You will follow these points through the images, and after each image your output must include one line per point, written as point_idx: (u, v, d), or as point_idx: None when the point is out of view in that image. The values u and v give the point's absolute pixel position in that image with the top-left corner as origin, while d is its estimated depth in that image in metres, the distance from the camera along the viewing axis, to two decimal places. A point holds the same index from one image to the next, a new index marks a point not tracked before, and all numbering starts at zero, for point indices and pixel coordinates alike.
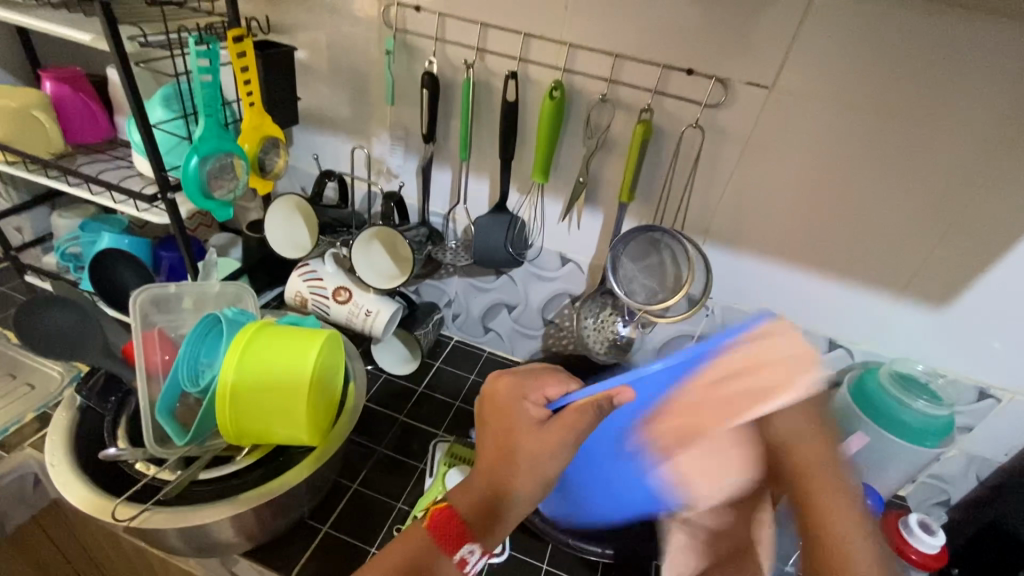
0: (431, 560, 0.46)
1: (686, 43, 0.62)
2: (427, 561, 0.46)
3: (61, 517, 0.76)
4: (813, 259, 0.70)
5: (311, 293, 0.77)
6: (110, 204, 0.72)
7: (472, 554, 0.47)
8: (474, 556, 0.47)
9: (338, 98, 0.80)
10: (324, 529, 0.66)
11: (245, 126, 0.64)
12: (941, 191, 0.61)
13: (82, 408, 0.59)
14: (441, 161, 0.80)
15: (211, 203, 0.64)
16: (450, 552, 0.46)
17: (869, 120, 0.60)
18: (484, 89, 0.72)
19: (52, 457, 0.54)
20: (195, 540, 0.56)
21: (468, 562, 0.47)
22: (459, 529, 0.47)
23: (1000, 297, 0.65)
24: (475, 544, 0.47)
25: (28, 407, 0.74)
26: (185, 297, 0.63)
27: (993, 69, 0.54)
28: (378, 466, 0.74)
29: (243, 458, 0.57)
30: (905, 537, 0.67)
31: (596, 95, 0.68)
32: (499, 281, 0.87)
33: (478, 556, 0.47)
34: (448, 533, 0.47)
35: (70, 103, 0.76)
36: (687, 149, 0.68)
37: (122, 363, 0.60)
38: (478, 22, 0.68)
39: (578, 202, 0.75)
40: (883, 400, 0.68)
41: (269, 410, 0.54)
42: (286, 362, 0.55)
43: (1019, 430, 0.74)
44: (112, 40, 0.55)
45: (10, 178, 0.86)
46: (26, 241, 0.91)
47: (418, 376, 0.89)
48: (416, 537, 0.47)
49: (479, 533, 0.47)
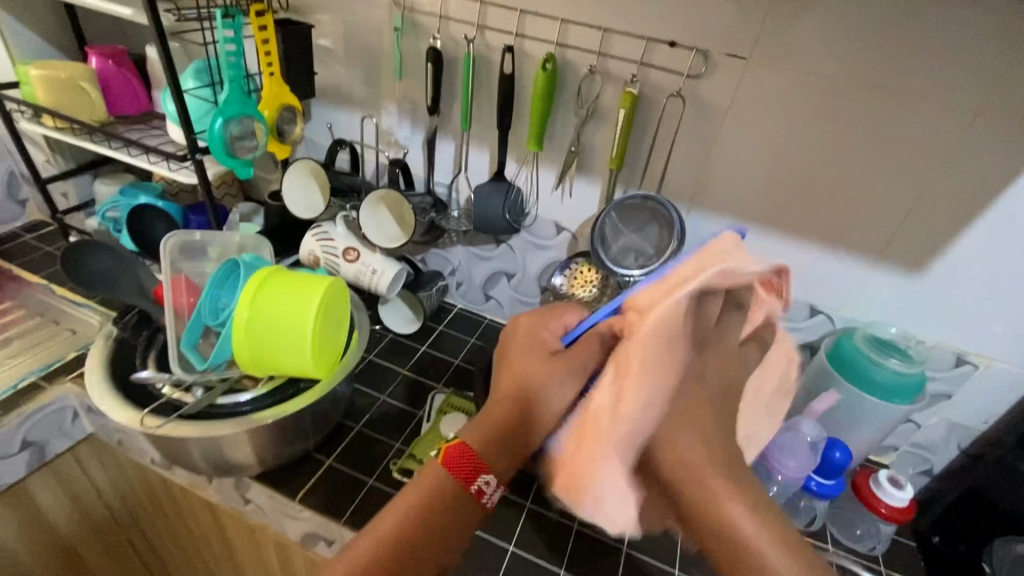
0: (449, 496, 0.45)
1: (668, 17, 0.66)
2: (449, 494, 0.45)
3: (99, 448, 0.85)
4: (792, 225, 0.73)
5: (324, 251, 0.84)
6: (147, 165, 0.80)
7: (488, 485, 0.46)
8: (491, 487, 0.46)
9: (351, 74, 0.86)
10: (328, 462, 0.73)
11: (265, 94, 0.71)
12: (911, 159, 0.64)
13: (117, 340, 0.66)
14: (444, 134, 0.85)
15: (234, 162, 0.70)
16: (466, 484, 0.45)
17: (842, 89, 0.63)
18: (483, 63, 0.77)
19: (91, 376, 0.61)
20: (214, 457, 0.64)
21: (485, 493, 0.46)
22: (472, 459, 0.46)
23: (972, 263, 0.67)
24: (489, 475, 0.46)
25: (70, 347, 0.83)
26: (210, 247, 0.70)
27: (960, 38, 0.57)
28: (380, 412, 0.81)
29: (259, 388, 0.64)
30: (875, 491, 0.70)
31: (586, 67, 0.72)
32: (499, 249, 0.92)
33: (495, 488, 0.47)
34: (461, 469, 0.46)
35: (113, 76, 0.84)
36: (671, 118, 0.72)
37: (153, 303, 0.67)
38: (478, 0, 0.73)
39: (571, 171, 0.80)
40: (857, 360, 0.71)
41: (278, 344, 0.59)
42: (294, 300, 0.60)
43: (998, 399, 0.75)
44: (150, 13, 0.62)
45: (59, 148, 0.96)
46: (72, 205, 1.01)
47: (422, 336, 0.95)
48: (429, 477, 0.46)
49: (493, 465, 0.47)
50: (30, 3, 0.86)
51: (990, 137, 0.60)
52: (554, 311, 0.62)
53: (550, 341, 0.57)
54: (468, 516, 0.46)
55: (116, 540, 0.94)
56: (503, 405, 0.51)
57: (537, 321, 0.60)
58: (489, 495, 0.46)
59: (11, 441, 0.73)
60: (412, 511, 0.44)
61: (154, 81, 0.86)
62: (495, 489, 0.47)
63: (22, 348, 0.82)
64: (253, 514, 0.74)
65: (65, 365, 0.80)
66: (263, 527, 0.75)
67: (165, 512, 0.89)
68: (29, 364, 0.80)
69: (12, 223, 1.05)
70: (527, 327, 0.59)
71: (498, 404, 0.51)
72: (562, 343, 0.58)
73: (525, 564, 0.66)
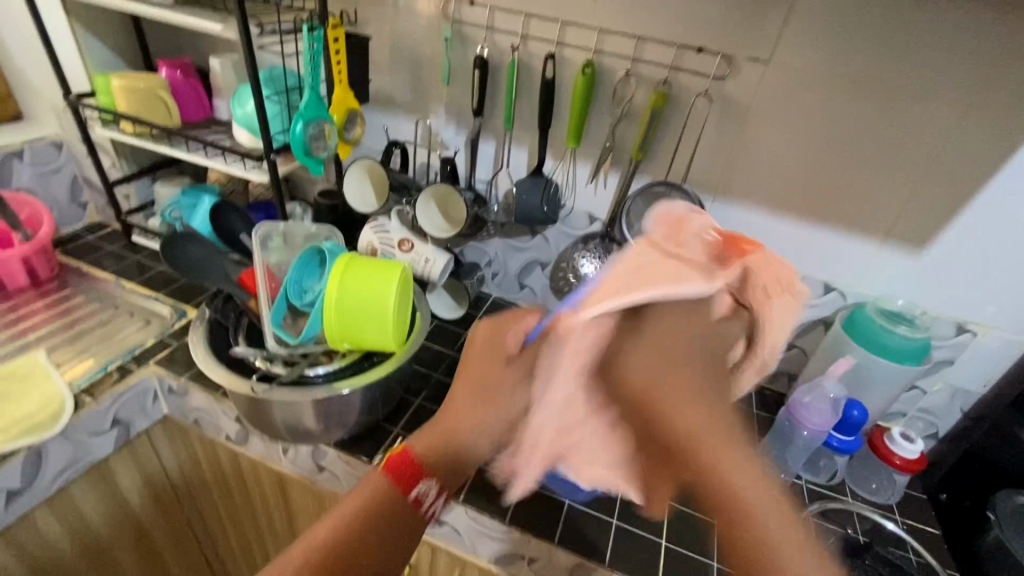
0: (390, 503, 0.54)
1: (695, 25, 0.75)
2: (386, 501, 0.54)
3: (172, 429, 0.92)
4: (807, 210, 0.82)
5: (380, 243, 0.91)
6: (224, 165, 0.89)
7: (426, 492, 0.56)
8: (429, 494, 0.56)
9: (400, 81, 0.94)
10: (396, 431, 0.80)
11: (335, 99, 0.79)
12: (913, 148, 0.72)
13: (212, 320, 0.75)
14: (487, 134, 0.93)
15: (310, 161, 0.78)
16: (405, 491, 0.55)
17: (851, 87, 0.72)
18: (526, 69, 0.85)
19: (196, 351, 0.70)
20: (301, 423, 0.71)
21: (425, 499, 0.56)
22: (410, 470, 0.56)
23: (969, 241, 0.75)
24: (428, 481, 0.56)
25: (149, 334, 0.91)
26: (276, 236, 0.77)
27: (955, 40, 0.65)
28: (436, 388, 0.88)
29: (336, 360, 0.73)
30: (889, 445, 0.79)
31: (621, 71, 0.81)
32: (534, 240, 1.00)
33: (434, 494, 0.57)
34: (402, 475, 0.55)
35: (181, 86, 0.92)
36: (697, 115, 0.80)
37: (238, 287, 0.74)
38: (523, 13, 0.82)
39: (605, 165, 0.89)
40: (869, 328, 0.80)
41: (363, 320, 0.68)
42: (374, 283, 0.68)
43: (997, 364, 0.82)
44: (241, 27, 0.70)
45: (123, 153, 1.04)
46: (133, 207, 1.09)
47: (464, 322, 1.03)
48: (375, 486, 0.55)
49: (432, 472, 0.57)
50: (102, 20, 0.94)
51: (983, 126, 0.68)
52: (519, 313, 0.59)
53: (511, 343, 0.57)
54: (408, 519, 0.55)
55: (179, 520, 1.00)
56: (440, 429, 0.59)
57: (503, 324, 0.58)
58: (429, 501, 0.57)
59: (103, 419, 0.81)
60: (345, 520, 0.52)
61: (217, 90, 0.94)
62: (435, 498, 0.57)
63: (103, 337, 0.90)
64: (325, 482, 0.81)
65: (145, 351, 0.88)
66: (333, 495, 0.82)
67: (228, 488, 0.96)
68: (113, 351, 0.87)
69: (74, 225, 1.13)
70: (489, 332, 0.59)
71: (436, 426, 0.60)
72: (523, 344, 0.57)
73: (581, 516, 0.73)
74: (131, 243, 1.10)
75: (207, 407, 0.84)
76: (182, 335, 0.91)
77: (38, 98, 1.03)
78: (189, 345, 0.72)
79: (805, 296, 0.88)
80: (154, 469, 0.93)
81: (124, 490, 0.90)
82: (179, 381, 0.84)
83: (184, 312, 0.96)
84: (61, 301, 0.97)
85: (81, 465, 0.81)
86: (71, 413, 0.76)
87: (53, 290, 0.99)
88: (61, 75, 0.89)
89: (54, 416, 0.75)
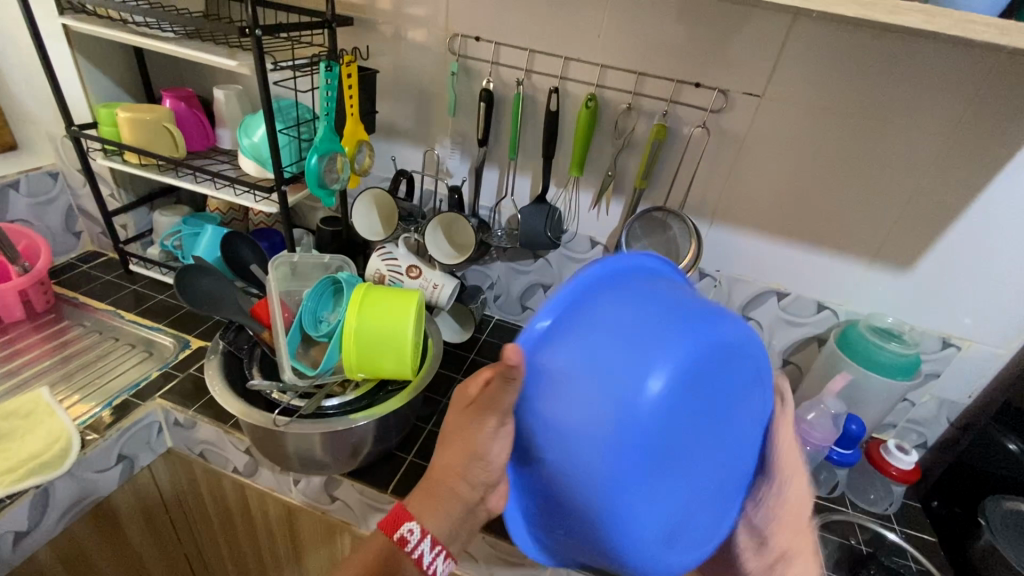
0: (386, 556, 0.49)
1: (693, 62, 0.79)
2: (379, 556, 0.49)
3: (176, 462, 0.91)
4: (800, 234, 0.86)
5: (389, 270, 0.92)
6: (232, 196, 0.89)
7: (411, 533, 0.49)
8: (414, 535, 0.49)
9: (405, 111, 0.97)
10: (409, 458, 0.80)
11: (347, 132, 0.82)
12: (898, 176, 0.77)
13: (225, 352, 0.75)
14: (491, 162, 0.96)
15: (322, 191, 0.81)
16: (390, 533, 0.49)
17: (839, 120, 0.76)
18: (530, 102, 0.89)
19: (212, 384, 0.71)
20: (316, 455, 0.71)
21: (409, 541, 0.49)
22: (394, 514, 0.50)
23: (951, 261, 0.80)
24: (413, 522, 0.49)
25: (152, 366, 0.90)
26: (283, 268, 0.78)
27: (935, 79, 0.70)
28: (445, 412, 0.89)
29: (351, 391, 0.73)
30: (886, 457, 0.83)
31: (623, 104, 0.85)
32: (536, 264, 1.02)
33: (420, 537, 0.49)
34: (390, 523, 0.50)
35: (185, 116, 0.93)
36: (696, 146, 0.84)
37: (250, 319, 0.74)
38: (527, 49, 0.85)
39: (607, 193, 0.92)
40: (863, 346, 0.83)
41: (381, 351, 0.69)
42: (392, 314, 0.69)
43: (979, 375, 0.87)
44: (259, 64, 0.72)
45: (123, 182, 1.04)
46: (130, 236, 1.08)
47: (469, 345, 1.05)
48: (374, 544, 0.50)
49: (418, 513, 0.50)
50: (102, 51, 0.94)
51: (963, 156, 0.73)
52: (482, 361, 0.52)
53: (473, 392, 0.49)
54: (401, 565, 0.49)
55: (178, 556, 0.98)
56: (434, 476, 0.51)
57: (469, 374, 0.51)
58: (415, 544, 0.49)
59: (109, 455, 0.79)
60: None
61: (221, 120, 0.95)
62: (424, 543, 0.49)
63: (105, 371, 0.89)
64: (336, 512, 0.81)
65: (150, 383, 0.87)
66: (345, 524, 0.82)
67: (231, 522, 0.94)
68: (116, 384, 0.86)
69: (67, 254, 1.11)
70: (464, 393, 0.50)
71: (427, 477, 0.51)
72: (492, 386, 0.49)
73: None
74: (128, 272, 1.09)
75: (215, 439, 0.83)
76: (187, 366, 0.91)
77: (34, 129, 1.02)
78: (204, 377, 0.72)
79: (799, 314, 0.92)
80: (154, 504, 0.91)
81: (125, 527, 0.88)
82: (186, 414, 0.83)
83: (188, 342, 0.95)
84: (57, 334, 0.95)
85: (86, 503, 0.79)
86: (78, 449, 0.75)
87: (49, 322, 0.97)
88: (63, 107, 0.89)
89: (61, 454, 0.74)
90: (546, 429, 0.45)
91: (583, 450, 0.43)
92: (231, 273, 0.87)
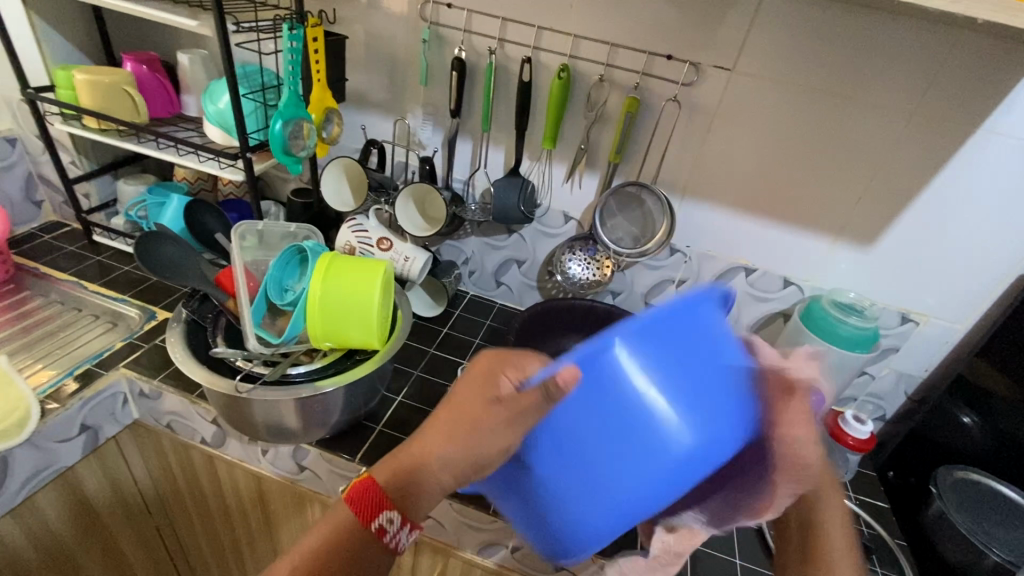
0: (354, 534, 0.48)
1: (666, 34, 0.78)
2: (349, 533, 0.48)
3: (142, 433, 0.90)
4: (769, 210, 0.87)
5: (359, 241, 0.91)
6: (196, 163, 0.87)
7: (389, 523, 0.48)
8: (392, 525, 0.48)
9: (377, 81, 0.95)
10: (378, 428, 0.81)
11: (313, 98, 0.80)
12: (862, 153, 0.78)
13: (188, 321, 0.75)
14: (464, 134, 0.95)
15: (288, 159, 0.80)
16: (366, 521, 0.48)
17: (807, 95, 0.77)
18: (503, 72, 0.88)
19: (173, 350, 0.70)
20: (280, 424, 0.71)
21: (387, 531, 0.48)
22: (372, 499, 0.48)
23: (912, 237, 0.82)
24: (390, 512, 0.48)
25: (117, 337, 0.89)
26: (247, 236, 0.77)
27: (898, 55, 0.71)
28: (416, 385, 0.89)
29: (318, 359, 0.73)
30: (844, 427, 0.85)
31: (595, 76, 0.84)
32: (510, 238, 1.02)
33: (398, 526, 0.49)
34: (366, 503, 0.48)
35: (147, 80, 0.90)
36: (667, 119, 0.85)
37: (214, 288, 0.73)
38: (500, 17, 0.84)
39: (580, 167, 0.92)
40: (825, 319, 0.86)
41: (347, 319, 0.68)
42: (358, 283, 0.68)
43: (937, 350, 0.89)
44: (219, 25, 0.70)
45: (84, 148, 1.01)
46: (94, 205, 1.06)
47: (442, 319, 1.05)
48: (335, 515, 0.49)
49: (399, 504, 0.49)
50: (58, 11, 0.90)
51: (922, 132, 0.75)
52: (513, 357, 0.47)
53: (503, 385, 0.45)
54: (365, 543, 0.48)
55: (148, 528, 0.98)
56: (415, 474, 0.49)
57: (499, 361, 0.47)
58: (392, 533, 0.48)
59: (71, 425, 0.78)
60: (302, 563, 0.47)
61: (185, 86, 0.92)
62: (400, 531, 0.49)
63: (66, 341, 0.87)
64: (305, 481, 0.81)
65: (115, 354, 0.86)
66: (314, 493, 0.82)
67: (202, 496, 0.94)
68: (78, 355, 0.85)
69: (28, 224, 1.08)
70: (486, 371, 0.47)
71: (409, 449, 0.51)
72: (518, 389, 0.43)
73: None
74: (92, 243, 1.07)
75: (181, 409, 0.82)
76: (153, 337, 0.89)
77: None
78: (165, 343, 0.72)
79: (766, 289, 0.93)
80: (121, 477, 0.90)
81: (92, 499, 0.87)
82: (151, 384, 0.82)
83: (154, 312, 0.94)
84: (18, 305, 0.92)
85: (48, 473, 0.78)
86: (38, 417, 0.74)
87: (10, 292, 0.95)
88: (18, 68, 0.86)
89: (20, 423, 0.73)
90: (560, 453, 0.41)
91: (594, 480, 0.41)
92: (195, 243, 0.86)
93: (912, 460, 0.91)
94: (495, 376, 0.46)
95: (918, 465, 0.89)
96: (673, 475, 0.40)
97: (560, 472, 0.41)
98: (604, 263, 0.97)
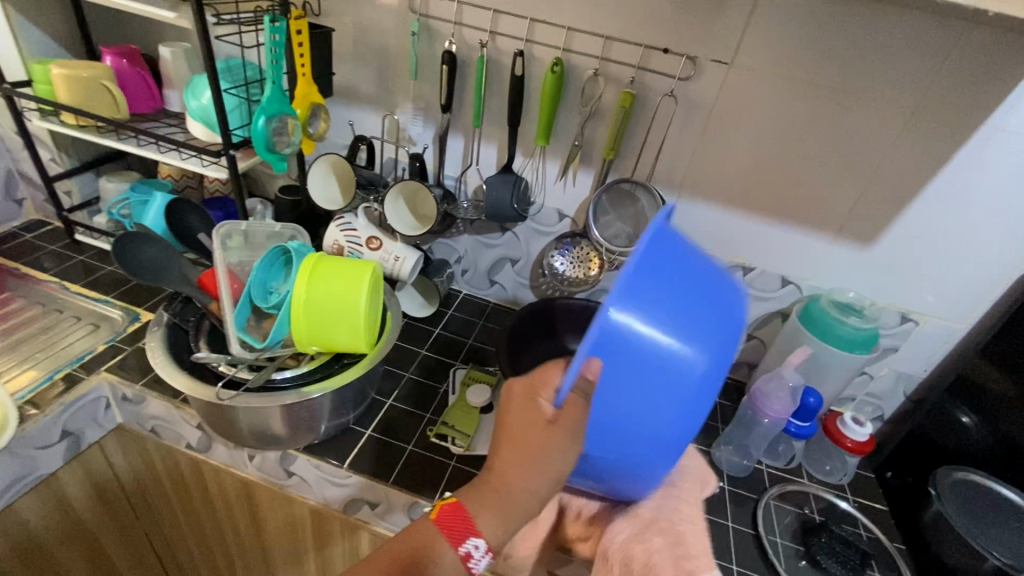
0: (436, 553, 0.48)
1: (662, 27, 0.76)
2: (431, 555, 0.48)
3: (127, 437, 0.88)
4: (767, 208, 0.85)
5: (347, 240, 0.89)
6: (179, 160, 0.84)
7: (476, 550, 0.48)
8: (478, 552, 0.48)
9: (365, 75, 0.92)
10: (368, 433, 0.79)
11: (298, 93, 0.78)
12: (864, 150, 0.76)
13: (169, 324, 0.73)
14: (455, 130, 0.93)
15: (272, 156, 0.77)
16: (455, 544, 0.48)
17: (808, 90, 0.75)
18: (495, 66, 0.85)
19: (153, 355, 0.69)
20: (265, 431, 0.69)
21: (472, 556, 0.48)
22: (462, 524, 0.48)
23: (913, 235, 0.80)
24: (478, 541, 0.48)
25: (99, 340, 0.87)
26: (231, 236, 0.74)
27: (900, 48, 0.69)
28: (408, 387, 0.87)
29: (304, 363, 0.71)
30: (842, 430, 0.84)
31: (590, 70, 0.82)
32: (504, 237, 1.00)
33: (482, 554, 0.48)
34: (455, 529, 0.48)
35: (127, 74, 0.87)
36: (664, 114, 0.82)
37: (196, 291, 0.71)
38: (491, 9, 0.81)
39: (574, 163, 0.90)
40: (823, 320, 0.84)
41: (333, 323, 0.66)
42: (343, 286, 0.66)
43: (937, 350, 0.88)
44: (196, 16, 0.67)
45: (65, 145, 0.98)
46: (76, 203, 1.03)
47: (434, 319, 1.03)
48: (418, 532, 0.49)
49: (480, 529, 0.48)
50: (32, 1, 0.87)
51: (926, 128, 0.73)
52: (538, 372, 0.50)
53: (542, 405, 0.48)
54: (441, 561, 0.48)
55: (135, 533, 0.96)
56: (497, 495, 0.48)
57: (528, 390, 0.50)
58: (475, 560, 0.48)
59: (51, 431, 0.76)
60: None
61: (167, 80, 0.90)
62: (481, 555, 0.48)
63: (46, 344, 0.85)
64: (294, 487, 0.79)
65: (96, 357, 0.83)
66: (302, 499, 0.80)
67: (189, 500, 0.92)
68: (59, 358, 0.83)
69: (9, 223, 1.05)
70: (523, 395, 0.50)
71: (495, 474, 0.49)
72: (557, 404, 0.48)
73: None
74: (75, 243, 1.04)
75: (165, 414, 0.80)
76: (137, 339, 0.87)
77: None
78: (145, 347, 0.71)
79: (764, 289, 0.92)
80: (106, 482, 0.88)
81: (76, 505, 0.85)
82: (135, 389, 0.80)
83: (138, 314, 0.91)
84: None
85: (29, 481, 0.76)
86: (15, 425, 0.72)
87: None
88: None
89: None
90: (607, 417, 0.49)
91: (646, 424, 0.48)
92: (179, 243, 0.84)
93: (910, 462, 0.90)
94: (543, 391, 0.49)
95: (916, 465, 0.89)
96: (697, 398, 0.47)
97: (610, 435, 0.50)
98: (592, 264, 0.94)
